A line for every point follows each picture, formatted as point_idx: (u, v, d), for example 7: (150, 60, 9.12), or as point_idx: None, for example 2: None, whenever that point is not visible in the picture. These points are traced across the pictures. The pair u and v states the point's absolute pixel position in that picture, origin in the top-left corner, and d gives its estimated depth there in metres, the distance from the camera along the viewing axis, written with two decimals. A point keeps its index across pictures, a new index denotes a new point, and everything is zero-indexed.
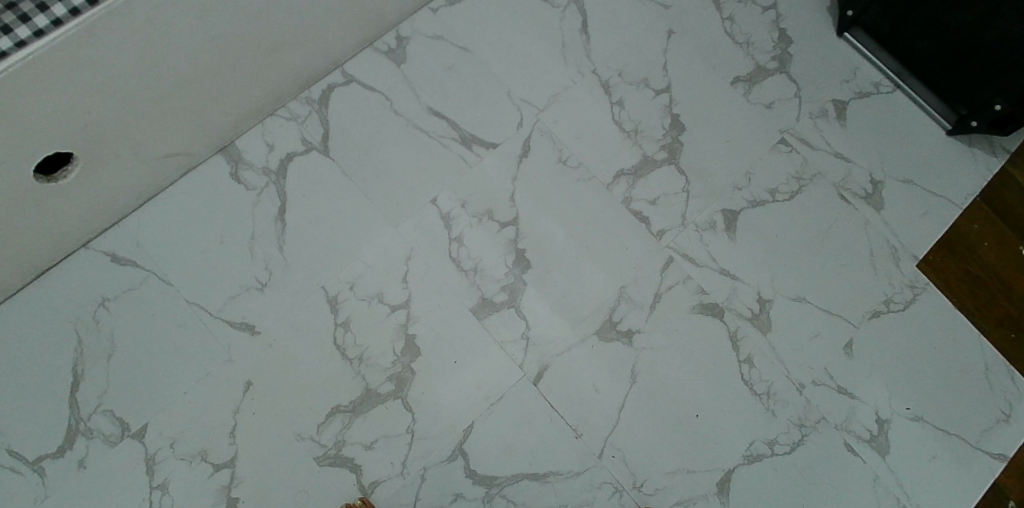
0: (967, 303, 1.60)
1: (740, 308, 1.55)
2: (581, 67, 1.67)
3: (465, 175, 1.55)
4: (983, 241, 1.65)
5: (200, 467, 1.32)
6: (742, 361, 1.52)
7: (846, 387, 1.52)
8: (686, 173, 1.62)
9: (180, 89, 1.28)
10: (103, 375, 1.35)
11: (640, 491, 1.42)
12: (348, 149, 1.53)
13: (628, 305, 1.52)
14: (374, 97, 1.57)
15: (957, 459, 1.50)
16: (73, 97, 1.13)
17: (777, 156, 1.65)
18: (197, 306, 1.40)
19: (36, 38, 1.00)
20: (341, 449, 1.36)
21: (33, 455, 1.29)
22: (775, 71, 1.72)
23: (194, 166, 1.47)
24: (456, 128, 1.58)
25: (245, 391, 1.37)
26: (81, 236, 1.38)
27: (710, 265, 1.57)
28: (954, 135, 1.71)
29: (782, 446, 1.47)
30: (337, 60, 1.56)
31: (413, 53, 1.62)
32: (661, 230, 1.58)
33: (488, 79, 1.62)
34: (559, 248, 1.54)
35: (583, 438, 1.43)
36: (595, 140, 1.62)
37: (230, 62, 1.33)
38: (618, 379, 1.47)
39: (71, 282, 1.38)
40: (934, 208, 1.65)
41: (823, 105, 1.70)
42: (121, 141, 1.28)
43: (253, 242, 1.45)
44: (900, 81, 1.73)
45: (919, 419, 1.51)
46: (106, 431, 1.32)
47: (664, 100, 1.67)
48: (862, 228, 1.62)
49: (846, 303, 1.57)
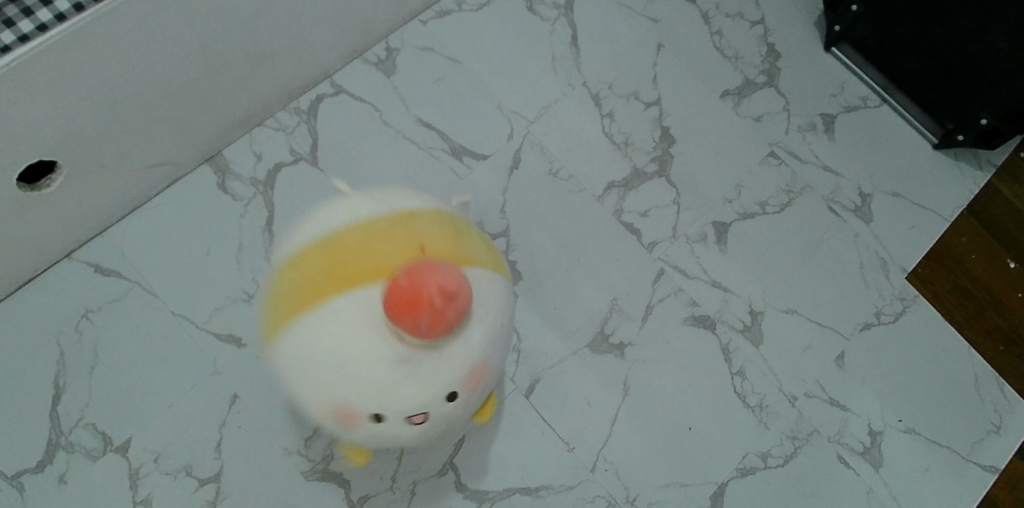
0: (956, 314, 1.60)
1: (732, 320, 1.54)
2: (571, 80, 1.67)
3: (455, 186, 1.55)
4: (970, 254, 1.64)
5: (185, 481, 1.32)
6: (735, 373, 1.51)
7: (839, 399, 1.51)
8: (676, 185, 1.63)
9: (168, 99, 1.29)
10: (86, 389, 1.35)
11: (634, 505, 1.40)
12: (337, 160, 1.54)
13: (619, 316, 1.51)
14: (363, 107, 1.57)
15: (950, 471, 1.49)
16: (60, 105, 1.13)
17: (766, 169, 1.66)
18: (183, 317, 1.41)
19: (19, 43, 0.99)
20: (329, 463, 1.37)
21: (12, 470, 1.29)
22: (763, 85, 1.73)
23: (181, 176, 1.48)
24: (446, 139, 1.58)
25: (231, 404, 1.37)
26: (64, 247, 1.39)
27: (701, 277, 1.56)
28: (940, 149, 1.72)
29: (775, 459, 1.46)
30: (326, 70, 1.56)
31: (404, 65, 1.62)
32: (652, 241, 1.58)
33: (478, 91, 1.63)
34: (550, 260, 1.53)
35: (576, 452, 1.41)
36: (585, 152, 1.62)
37: (219, 72, 1.34)
38: (610, 391, 1.46)
39: (55, 293, 1.39)
40: (923, 221, 1.66)
41: (811, 119, 1.71)
42: (106, 149, 1.28)
43: (241, 254, 1.46)
44: (887, 96, 1.75)
45: (911, 431, 1.51)
46: (88, 445, 1.31)
47: (654, 113, 1.68)
48: (851, 241, 1.63)
49: (837, 314, 1.57)
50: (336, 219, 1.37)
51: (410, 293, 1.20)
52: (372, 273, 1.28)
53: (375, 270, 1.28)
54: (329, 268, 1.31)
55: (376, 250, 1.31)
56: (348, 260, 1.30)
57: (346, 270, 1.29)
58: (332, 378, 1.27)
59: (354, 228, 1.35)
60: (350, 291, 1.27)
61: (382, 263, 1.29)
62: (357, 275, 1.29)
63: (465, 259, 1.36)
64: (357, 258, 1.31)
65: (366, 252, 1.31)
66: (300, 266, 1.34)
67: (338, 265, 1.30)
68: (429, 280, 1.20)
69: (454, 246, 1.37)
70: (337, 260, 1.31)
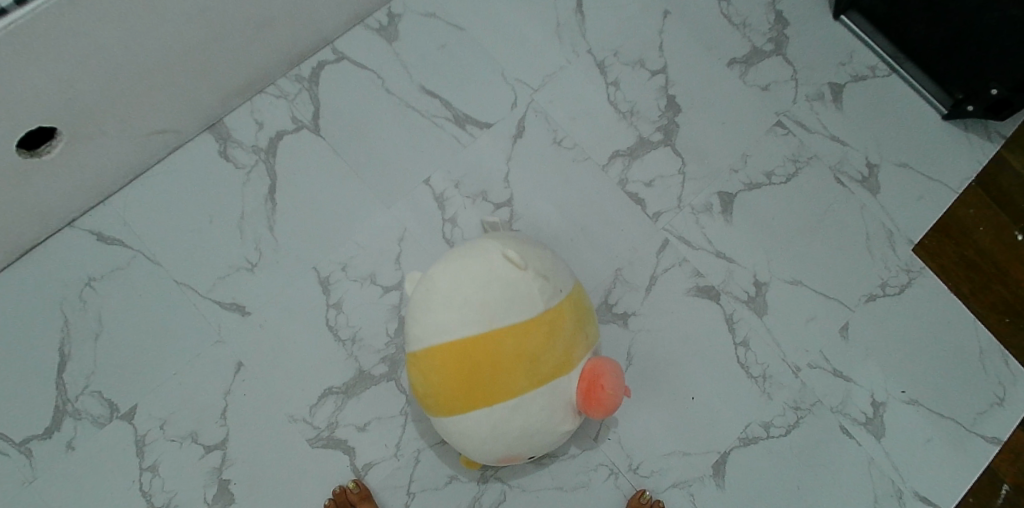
0: (961, 287, 1.57)
1: (736, 291, 1.54)
2: (575, 47, 1.64)
3: (458, 155, 1.54)
4: (978, 227, 1.61)
5: (190, 447, 1.35)
6: (738, 343, 1.51)
7: (842, 371, 1.51)
8: (682, 155, 1.61)
9: (169, 65, 1.29)
10: (91, 357, 1.37)
11: (636, 472, 1.42)
12: (339, 129, 1.52)
13: (624, 287, 1.51)
14: (365, 75, 1.56)
15: (952, 442, 1.49)
16: (62, 68, 1.13)
17: (772, 138, 1.63)
18: (186, 286, 1.42)
19: None
20: (334, 431, 1.38)
21: (20, 437, 1.32)
22: (771, 54, 1.69)
23: (182, 144, 1.47)
24: (449, 108, 1.57)
25: (236, 372, 1.39)
26: (66, 215, 1.39)
27: (705, 247, 1.56)
28: (949, 120, 1.67)
29: (778, 428, 1.47)
30: (327, 37, 1.54)
31: (406, 31, 1.59)
32: (657, 211, 1.56)
33: (481, 58, 1.60)
34: (553, 230, 1.53)
35: (579, 421, 1.43)
36: (589, 121, 1.60)
37: (219, 38, 1.32)
38: (613, 361, 1.47)
39: (58, 260, 1.40)
40: (931, 192, 1.63)
41: (819, 89, 1.67)
42: (106, 117, 1.27)
43: (243, 222, 1.46)
44: (895, 65, 1.69)
45: (914, 402, 1.51)
46: (93, 412, 1.34)
47: (659, 81, 1.65)
48: (858, 212, 1.60)
49: (842, 286, 1.56)
50: (509, 299, 1.27)
51: (612, 391, 1.27)
52: (565, 364, 1.28)
53: (563, 361, 1.28)
54: (516, 354, 1.24)
55: (561, 336, 1.28)
56: (535, 351, 1.25)
57: (535, 364, 1.25)
58: (492, 445, 1.31)
59: (540, 316, 1.27)
60: (545, 383, 1.26)
61: (570, 353, 1.28)
62: (550, 365, 1.26)
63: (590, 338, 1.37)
64: (552, 340, 1.27)
65: (557, 335, 1.28)
66: (477, 348, 1.24)
67: (532, 356, 1.25)
68: (618, 392, 1.28)
69: (586, 327, 1.36)
70: (532, 353, 1.25)
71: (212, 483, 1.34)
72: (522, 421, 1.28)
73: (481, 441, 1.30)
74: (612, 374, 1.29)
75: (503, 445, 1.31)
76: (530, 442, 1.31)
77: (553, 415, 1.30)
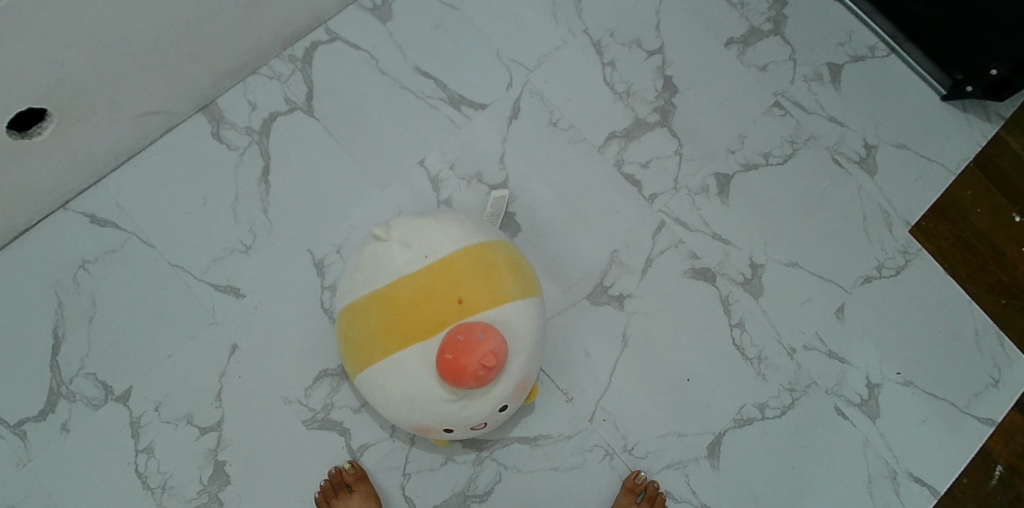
0: (958, 269, 1.57)
1: (732, 273, 1.53)
2: (572, 27, 1.63)
3: (453, 137, 1.53)
4: (976, 208, 1.60)
5: (186, 429, 1.35)
6: (734, 325, 1.51)
7: (837, 352, 1.51)
8: (679, 136, 1.60)
9: (159, 45, 1.27)
10: (86, 339, 1.37)
11: (631, 454, 1.43)
12: (333, 110, 1.51)
13: (619, 269, 1.51)
14: (359, 55, 1.54)
15: (947, 423, 1.50)
16: (50, 48, 1.12)
17: (770, 119, 1.62)
18: (180, 268, 1.41)
19: None
20: (329, 413, 1.38)
21: (15, 419, 1.32)
22: (769, 33, 1.67)
23: (175, 125, 1.46)
24: (444, 89, 1.55)
25: (230, 354, 1.39)
26: (58, 197, 1.38)
27: (701, 229, 1.55)
28: (949, 100, 1.65)
29: (772, 410, 1.47)
30: (320, 17, 1.52)
31: (400, 11, 1.57)
32: (654, 193, 1.56)
33: (477, 38, 1.59)
34: (549, 213, 1.52)
35: (574, 402, 1.44)
36: (585, 102, 1.59)
37: (210, 18, 1.30)
38: (609, 343, 1.47)
39: (52, 243, 1.39)
40: (929, 174, 1.62)
41: (818, 69, 1.65)
42: (97, 98, 1.27)
43: (237, 205, 1.45)
44: (895, 45, 1.67)
45: (909, 383, 1.51)
46: (88, 394, 1.34)
47: (656, 61, 1.63)
48: (855, 194, 1.60)
49: (839, 268, 1.56)
50: (384, 269, 1.26)
51: (451, 356, 1.14)
52: (429, 327, 1.20)
53: (433, 323, 1.20)
54: (387, 321, 1.23)
55: (432, 300, 1.21)
56: (401, 316, 1.22)
57: (398, 327, 1.22)
58: (397, 412, 1.27)
59: (399, 282, 1.24)
60: (410, 346, 1.21)
61: (437, 316, 1.20)
62: (414, 328, 1.21)
63: (495, 302, 1.24)
64: (421, 303, 1.21)
65: (426, 297, 1.22)
66: (358, 317, 1.27)
67: (390, 320, 1.22)
68: (462, 355, 1.13)
69: (488, 290, 1.24)
70: (391, 316, 1.23)
71: (208, 464, 1.34)
72: (404, 385, 1.23)
73: (386, 408, 1.28)
74: (464, 335, 1.15)
75: (406, 412, 1.27)
76: (424, 409, 1.24)
77: (433, 380, 1.21)
